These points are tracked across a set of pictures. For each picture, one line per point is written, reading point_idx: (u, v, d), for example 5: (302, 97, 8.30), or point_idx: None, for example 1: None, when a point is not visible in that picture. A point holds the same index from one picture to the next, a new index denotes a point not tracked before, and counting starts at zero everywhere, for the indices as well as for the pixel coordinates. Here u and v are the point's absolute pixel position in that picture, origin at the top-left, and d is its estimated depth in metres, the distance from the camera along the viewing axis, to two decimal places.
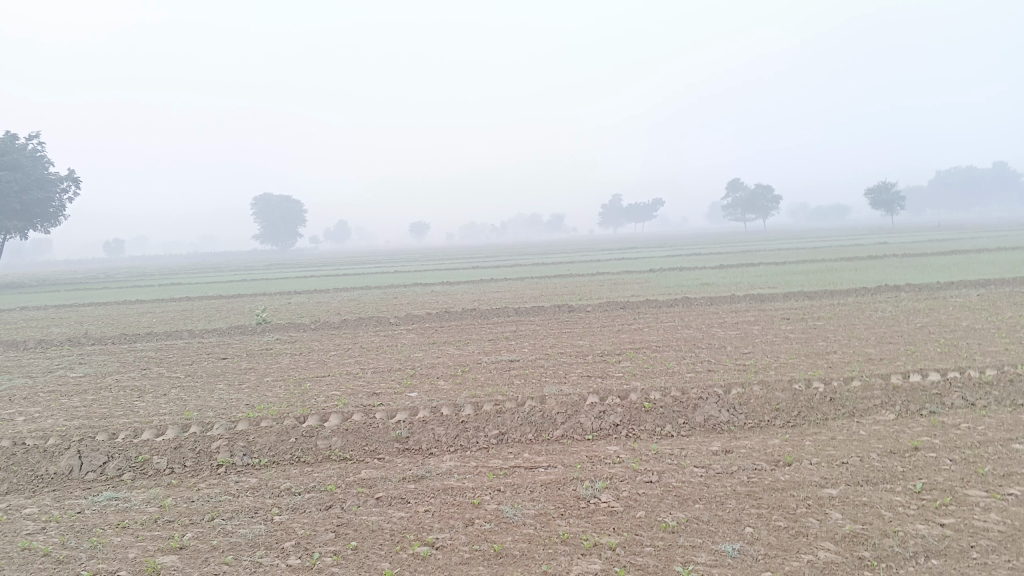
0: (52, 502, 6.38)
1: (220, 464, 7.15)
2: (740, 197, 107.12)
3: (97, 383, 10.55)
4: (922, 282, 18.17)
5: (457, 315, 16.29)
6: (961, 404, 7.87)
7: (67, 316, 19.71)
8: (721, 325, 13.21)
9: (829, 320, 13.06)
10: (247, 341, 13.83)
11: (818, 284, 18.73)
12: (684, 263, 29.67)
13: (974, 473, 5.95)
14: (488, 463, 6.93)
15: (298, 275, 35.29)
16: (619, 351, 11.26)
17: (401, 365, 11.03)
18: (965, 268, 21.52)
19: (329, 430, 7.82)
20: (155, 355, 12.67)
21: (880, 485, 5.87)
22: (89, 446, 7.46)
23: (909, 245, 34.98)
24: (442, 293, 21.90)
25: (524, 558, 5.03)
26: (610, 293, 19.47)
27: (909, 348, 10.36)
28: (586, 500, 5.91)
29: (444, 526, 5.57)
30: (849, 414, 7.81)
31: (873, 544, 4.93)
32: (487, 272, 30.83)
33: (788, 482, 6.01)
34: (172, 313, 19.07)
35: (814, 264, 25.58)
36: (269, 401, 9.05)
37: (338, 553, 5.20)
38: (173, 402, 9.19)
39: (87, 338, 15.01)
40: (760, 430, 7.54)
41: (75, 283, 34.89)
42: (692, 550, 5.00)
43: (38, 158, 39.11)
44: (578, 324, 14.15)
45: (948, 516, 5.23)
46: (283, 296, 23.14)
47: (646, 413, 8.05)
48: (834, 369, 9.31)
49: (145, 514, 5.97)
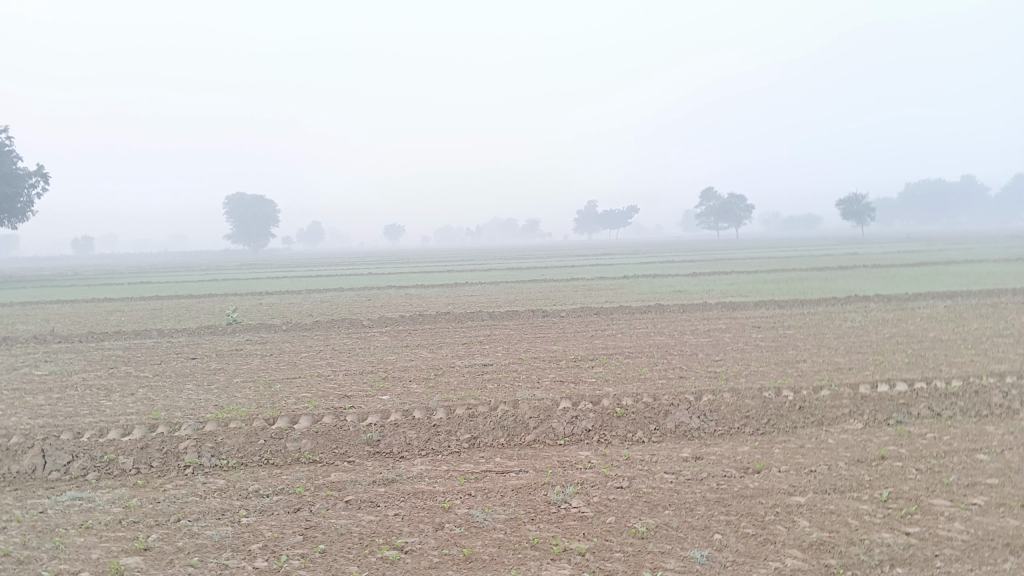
0: (14, 501, 6.26)
1: (187, 465, 7.06)
2: (713, 206, 107.99)
3: (63, 381, 10.39)
4: (891, 293, 18.40)
5: (430, 319, 16.22)
6: (927, 414, 7.98)
7: (33, 313, 19.36)
8: (694, 331, 13.29)
9: (799, 329, 13.18)
10: (217, 341, 13.69)
11: (788, 293, 18.92)
12: (657, 270, 29.83)
13: (939, 482, 6.03)
14: (460, 467, 6.91)
15: (270, 275, 35.02)
16: (592, 357, 11.29)
17: (373, 367, 10.96)
18: (933, 279, 21.85)
19: (299, 432, 7.76)
20: (123, 354, 12.49)
21: (847, 493, 5.92)
22: (53, 445, 7.33)
23: (880, 255, 35.36)
24: (415, 296, 21.79)
25: (494, 563, 5.02)
26: (584, 299, 19.50)
27: (878, 357, 10.49)
28: (556, 505, 5.91)
29: (414, 530, 5.54)
30: (818, 423, 7.88)
31: (839, 552, 4.98)
32: (461, 276, 30.76)
33: (757, 489, 6.05)
34: (141, 312, 18.81)
35: (784, 273, 25.83)
36: (238, 402, 8.96)
37: (306, 556, 5.15)
38: (141, 402, 9.06)
39: (53, 336, 14.76)
40: (730, 436, 7.59)
41: (46, 281, 34.35)
42: (661, 556, 5.02)
43: (8, 153, 38.56)
44: (552, 330, 14.17)
45: (914, 525, 5.29)
46: (255, 296, 22.93)
47: (617, 418, 8.07)
48: (804, 377, 9.42)
49: (109, 515, 5.88)
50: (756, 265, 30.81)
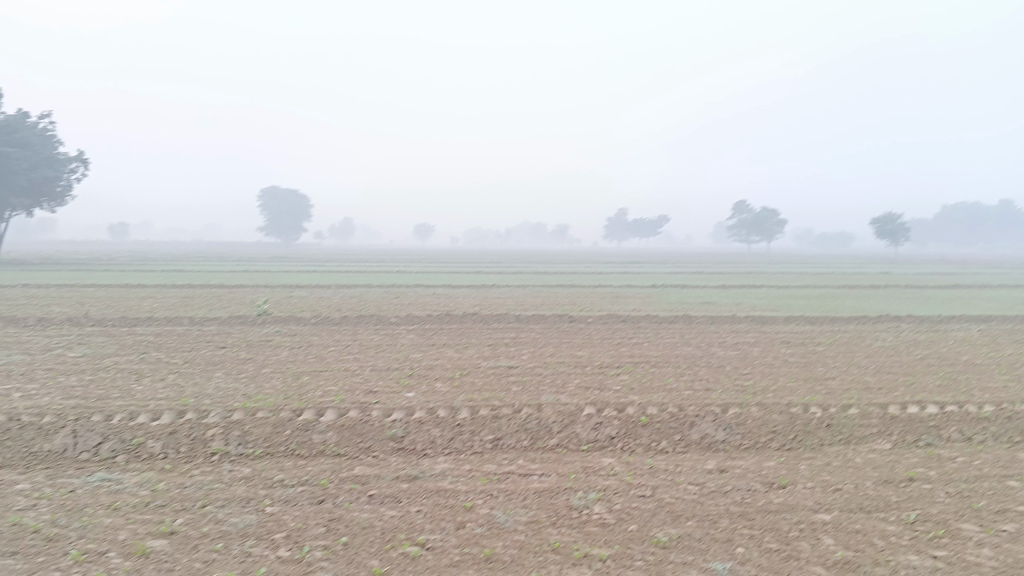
0: (45, 479, 6.37)
1: (213, 452, 7.15)
2: (745, 219, 107.17)
3: (95, 364, 10.56)
4: (924, 314, 18.14)
5: (457, 319, 16.25)
6: (957, 438, 7.87)
7: (68, 295, 19.68)
8: (722, 344, 13.20)
9: (830, 346, 13.03)
10: (246, 331, 13.84)
11: (819, 310, 18.69)
12: (685, 281, 29.68)
13: (968, 507, 5.94)
14: (483, 467, 6.93)
15: (300, 269, 35.34)
16: (618, 364, 11.26)
17: (400, 365, 11.00)
18: (967, 302, 21.52)
19: (325, 424, 7.82)
20: (155, 340, 12.66)
21: (873, 513, 5.85)
22: (84, 426, 7.46)
23: (914, 276, 34.81)
24: (442, 296, 21.83)
25: (514, 564, 5.02)
26: (613, 306, 19.42)
27: (909, 379, 10.35)
28: (578, 510, 5.90)
29: (436, 527, 5.56)
30: (845, 442, 7.80)
31: (864, 572, 4.92)
32: (490, 278, 30.78)
33: (782, 505, 6.00)
34: (173, 300, 19.05)
35: (814, 289, 25.62)
36: (266, 392, 9.06)
37: (328, 548, 5.19)
38: (171, 387, 9.19)
39: (87, 319, 15.00)
40: (756, 451, 7.54)
41: (81, 264, 34.92)
42: (683, 567, 4.99)
43: (50, 137, 39.25)
44: (578, 335, 14.15)
45: (941, 549, 5.22)
46: (285, 289, 23.12)
47: (642, 427, 8.04)
48: (832, 395, 9.33)
49: (137, 497, 5.96)
50: (786, 280, 30.55)
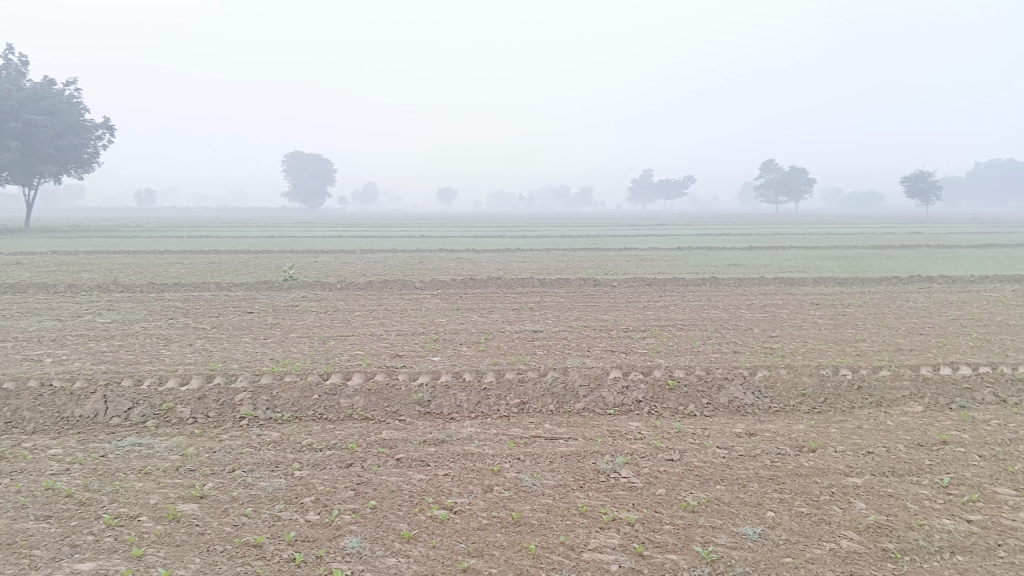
0: (77, 444, 6.45)
1: (242, 417, 7.19)
2: (772, 181, 105.77)
3: (125, 329, 10.66)
4: (956, 274, 17.78)
5: (482, 283, 16.18)
6: (992, 400, 7.73)
7: (97, 262, 19.85)
8: (749, 307, 13.03)
9: (860, 308, 12.83)
10: (273, 297, 13.86)
11: (849, 271, 18.38)
12: (709, 243, 29.30)
13: (1003, 471, 5.84)
14: (509, 431, 6.91)
15: (324, 234, 35.37)
16: (644, 327, 11.17)
17: (424, 329, 10.98)
18: (1002, 262, 21.09)
19: (352, 389, 7.83)
20: (182, 306, 12.74)
21: (906, 476, 5.77)
22: (114, 391, 7.54)
23: (948, 235, 34.05)
24: (467, 260, 21.76)
25: (542, 528, 5.01)
26: (638, 269, 19.21)
27: (941, 340, 10.16)
28: (605, 473, 5.88)
29: (463, 491, 5.56)
30: (876, 404, 7.70)
31: (897, 537, 4.85)
32: (515, 242, 30.52)
33: (812, 468, 5.93)
34: (200, 265, 19.15)
35: (844, 250, 25.25)
36: (294, 357, 9.11)
37: (357, 511, 5.21)
38: (199, 352, 9.28)
39: (115, 285, 15.10)
40: (785, 414, 7.46)
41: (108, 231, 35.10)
42: (712, 531, 4.96)
43: (76, 105, 39.44)
44: (604, 299, 14.06)
45: (975, 513, 5.14)
46: (310, 254, 23.14)
47: (669, 391, 7.98)
48: (863, 357, 9.19)
49: (167, 462, 6.01)
50: (816, 241, 30.06)
